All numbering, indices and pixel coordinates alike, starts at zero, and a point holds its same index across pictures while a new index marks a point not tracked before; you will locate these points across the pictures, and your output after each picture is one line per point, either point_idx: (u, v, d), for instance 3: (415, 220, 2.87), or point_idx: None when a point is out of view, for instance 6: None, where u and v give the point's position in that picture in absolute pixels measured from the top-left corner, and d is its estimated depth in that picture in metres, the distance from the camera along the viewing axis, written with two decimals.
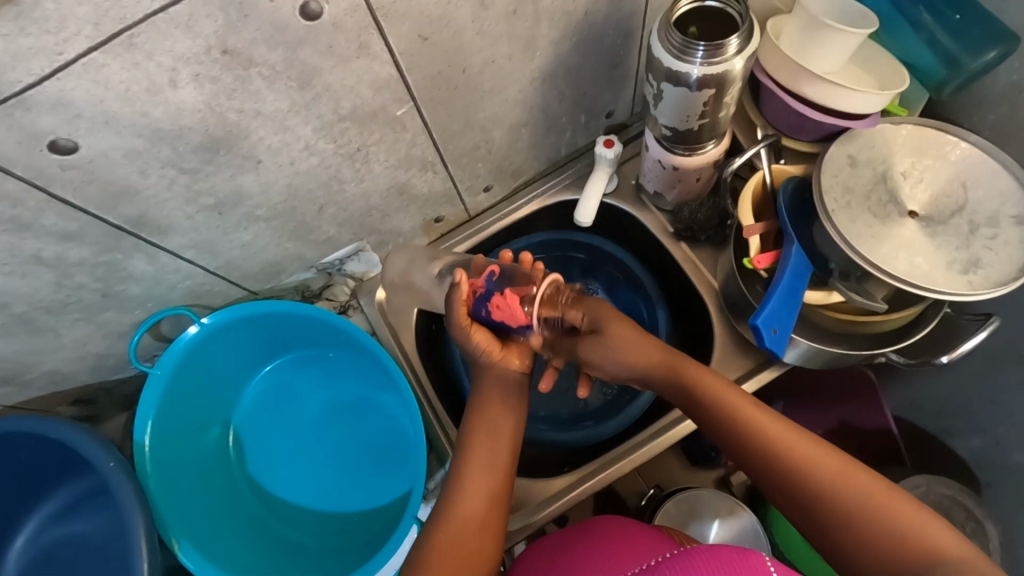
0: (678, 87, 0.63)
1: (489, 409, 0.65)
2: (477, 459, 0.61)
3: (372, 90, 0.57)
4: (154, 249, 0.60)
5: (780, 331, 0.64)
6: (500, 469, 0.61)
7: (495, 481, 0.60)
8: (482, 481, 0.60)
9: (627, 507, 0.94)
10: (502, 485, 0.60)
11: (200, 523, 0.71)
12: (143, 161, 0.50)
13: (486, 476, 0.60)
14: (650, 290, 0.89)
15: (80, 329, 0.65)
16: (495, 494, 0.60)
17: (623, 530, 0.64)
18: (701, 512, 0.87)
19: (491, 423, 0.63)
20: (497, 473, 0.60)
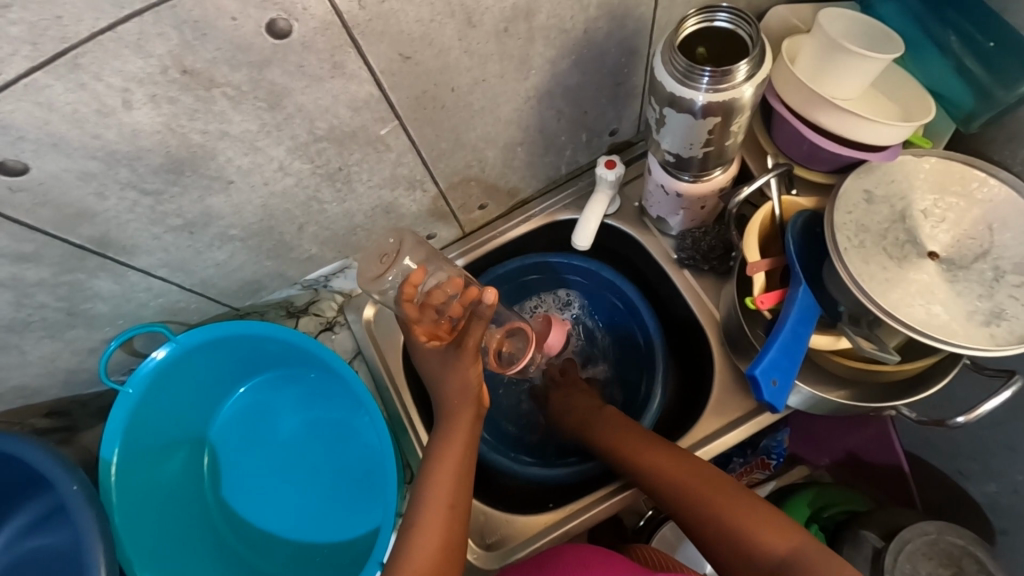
0: (682, 113, 0.58)
1: (452, 449, 0.60)
2: (438, 507, 0.56)
3: (350, 110, 0.54)
4: (121, 268, 0.57)
5: (781, 382, 0.59)
6: (462, 519, 0.57)
7: (456, 531, 0.56)
8: (441, 533, 0.55)
9: (623, 527, 0.91)
10: (461, 530, 0.57)
11: (164, 549, 0.69)
12: (100, 182, 0.47)
13: (446, 529, 0.55)
14: (644, 312, 0.83)
15: (47, 346, 0.62)
16: (454, 544, 0.56)
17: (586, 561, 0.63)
18: (694, 538, 0.86)
19: (457, 470, 0.58)
20: (461, 521, 0.57)
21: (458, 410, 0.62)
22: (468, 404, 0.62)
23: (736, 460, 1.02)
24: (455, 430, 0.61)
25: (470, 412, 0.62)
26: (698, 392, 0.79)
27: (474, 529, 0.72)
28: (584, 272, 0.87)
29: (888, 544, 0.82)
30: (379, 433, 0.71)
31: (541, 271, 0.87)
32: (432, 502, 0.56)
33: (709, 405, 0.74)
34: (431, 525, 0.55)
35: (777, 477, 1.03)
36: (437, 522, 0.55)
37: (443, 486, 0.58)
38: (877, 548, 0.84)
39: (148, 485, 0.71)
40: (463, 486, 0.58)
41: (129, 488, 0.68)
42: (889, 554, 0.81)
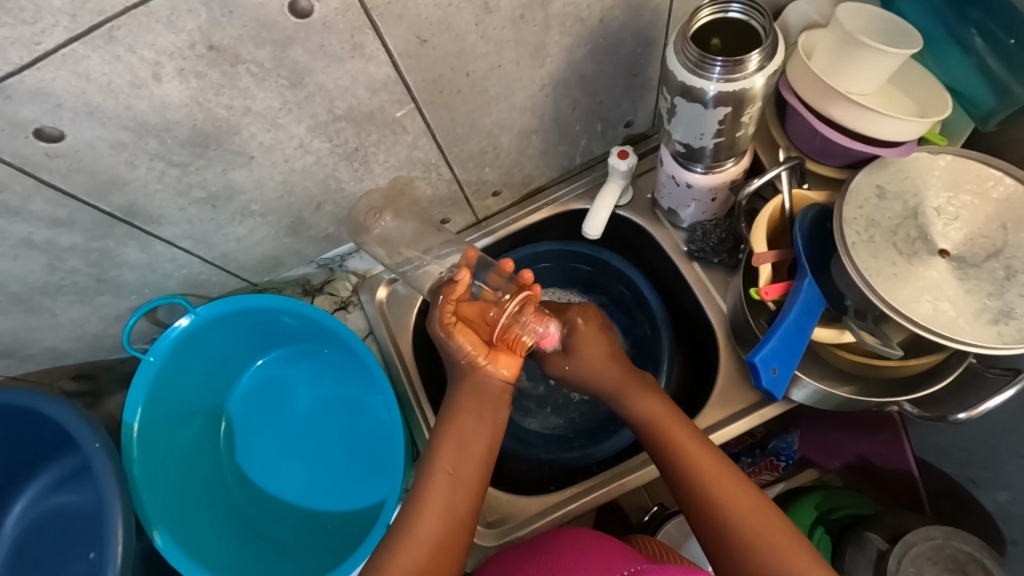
0: (693, 103, 0.59)
1: (464, 419, 0.64)
2: (441, 472, 0.60)
3: (368, 91, 0.56)
4: (148, 238, 0.60)
5: (781, 371, 0.59)
6: (466, 488, 0.60)
7: (460, 504, 0.59)
8: (445, 498, 0.59)
9: (630, 522, 0.93)
10: (469, 504, 0.60)
11: (182, 511, 0.72)
12: (130, 152, 0.50)
13: (448, 496, 0.59)
14: (657, 312, 0.85)
15: (76, 310, 0.66)
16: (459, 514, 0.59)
17: (582, 544, 0.62)
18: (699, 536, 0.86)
19: (461, 432, 0.63)
20: (463, 491, 0.60)
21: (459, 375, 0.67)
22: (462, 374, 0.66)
23: (743, 460, 1.05)
24: (462, 399, 0.65)
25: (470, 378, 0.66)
26: (704, 383, 0.79)
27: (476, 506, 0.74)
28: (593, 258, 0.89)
29: (893, 547, 0.82)
30: (390, 410, 0.74)
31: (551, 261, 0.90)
32: (436, 465, 0.61)
33: (714, 396, 0.74)
34: (435, 488, 0.60)
35: (786, 479, 1.05)
36: (440, 485, 0.60)
37: (447, 453, 0.62)
38: (881, 550, 0.85)
39: (170, 446, 0.74)
40: (468, 454, 0.62)
41: (149, 452, 0.71)
42: (894, 556, 0.81)
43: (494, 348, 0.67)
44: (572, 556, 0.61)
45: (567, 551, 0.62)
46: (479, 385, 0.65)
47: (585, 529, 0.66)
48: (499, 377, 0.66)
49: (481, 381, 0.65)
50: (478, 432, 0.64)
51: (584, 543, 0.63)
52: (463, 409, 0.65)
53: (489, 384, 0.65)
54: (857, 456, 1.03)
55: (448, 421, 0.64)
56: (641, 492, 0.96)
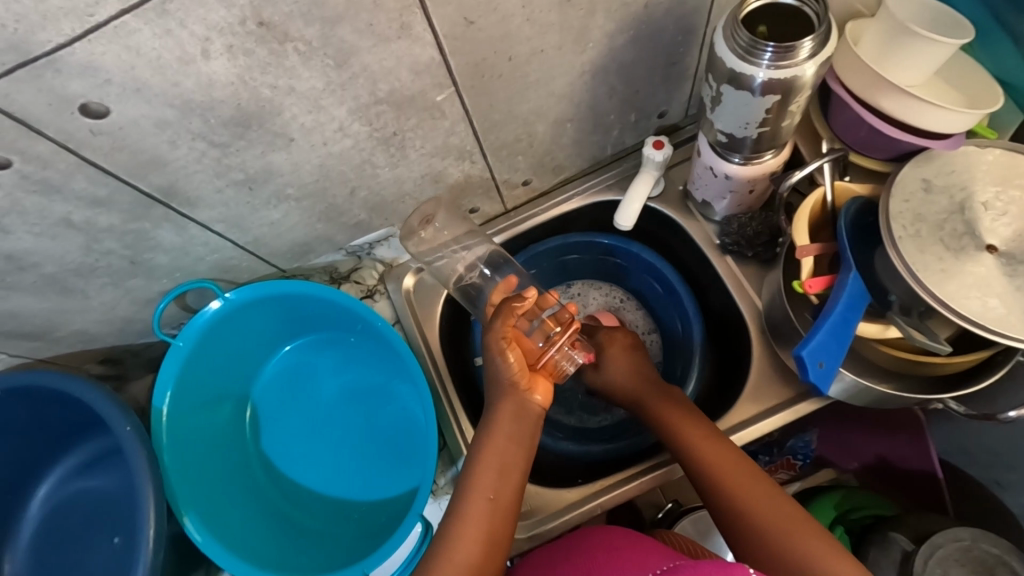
0: (740, 89, 0.58)
1: (500, 442, 0.62)
2: (480, 497, 0.59)
3: (412, 73, 0.55)
4: (184, 220, 0.59)
5: (827, 365, 0.57)
6: (505, 512, 0.59)
7: (499, 529, 0.58)
8: (483, 523, 0.57)
9: (643, 519, 0.93)
10: (506, 526, 0.58)
11: (211, 496, 0.71)
12: (173, 131, 0.49)
13: (489, 519, 0.57)
14: (687, 303, 0.83)
15: (108, 293, 0.65)
16: (498, 536, 0.58)
17: (616, 543, 0.61)
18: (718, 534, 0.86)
19: (501, 458, 0.61)
20: (504, 515, 0.59)
21: (499, 400, 0.65)
22: (505, 396, 0.65)
23: (762, 458, 1.02)
24: (496, 424, 0.64)
25: (511, 405, 0.65)
26: (734, 380, 0.78)
27: None
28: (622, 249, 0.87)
29: (918, 548, 0.81)
30: (421, 399, 0.73)
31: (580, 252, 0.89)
32: (476, 491, 0.59)
33: (747, 390, 0.73)
34: (474, 516, 0.58)
35: (803, 479, 1.01)
36: (480, 513, 0.58)
37: (485, 478, 0.60)
38: (906, 551, 0.83)
39: (197, 431, 0.73)
40: (509, 480, 0.61)
41: (178, 436, 0.71)
42: (920, 557, 0.80)
43: (535, 373, 0.68)
44: (601, 555, 0.60)
45: (595, 550, 0.61)
46: (518, 413, 0.64)
47: (617, 527, 0.65)
48: (535, 402, 0.65)
49: (520, 408, 0.65)
50: (514, 455, 0.62)
51: (617, 544, 0.61)
52: (499, 434, 0.63)
53: (527, 408, 0.65)
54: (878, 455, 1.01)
55: (484, 443, 0.62)
56: (655, 490, 0.95)
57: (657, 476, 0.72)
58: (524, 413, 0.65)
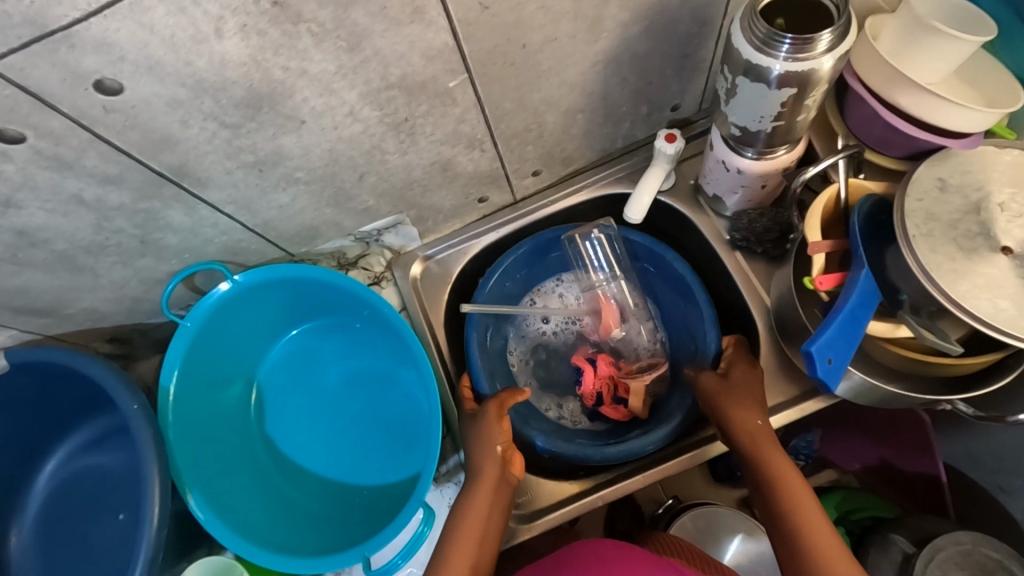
0: (755, 81, 0.57)
1: (474, 511, 0.63)
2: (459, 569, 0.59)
3: (424, 59, 0.54)
4: (194, 200, 0.59)
5: (836, 362, 0.55)
6: None
7: None
8: None
9: (643, 515, 0.94)
10: None
11: (214, 478, 0.72)
12: (185, 111, 0.49)
13: None
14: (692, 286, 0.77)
15: (118, 272, 0.65)
16: None
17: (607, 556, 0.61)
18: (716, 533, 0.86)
19: (480, 528, 0.62)
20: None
21: (482, 467, 0.65)
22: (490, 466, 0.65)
23: None
24: (478, 491, 0.64)
25: (491, 474, 0.65)
26: None
27: None
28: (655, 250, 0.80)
29: (918, 551, 0.80)
30: (426, 388, 0.73)
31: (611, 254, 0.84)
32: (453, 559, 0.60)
33: None
34: None
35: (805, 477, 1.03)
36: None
37: (465, 545, 0.61)
38: (906, 553, 0.83)
39: (200, 413, 0.74)
40: (486, 549, 0.62)
41: (182, 415, 0.71)
42: (920, 559, 0.79)
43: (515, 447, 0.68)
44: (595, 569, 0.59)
45: (589, 563, 0.60)
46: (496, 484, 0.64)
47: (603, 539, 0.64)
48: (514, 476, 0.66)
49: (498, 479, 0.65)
50: (494, 523, 0.63)
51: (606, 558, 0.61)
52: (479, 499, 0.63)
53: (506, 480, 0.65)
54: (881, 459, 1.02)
55: (463, 508, 0.63)
56: (655, 487, 0.96)
57: (655, 474, 0.72)
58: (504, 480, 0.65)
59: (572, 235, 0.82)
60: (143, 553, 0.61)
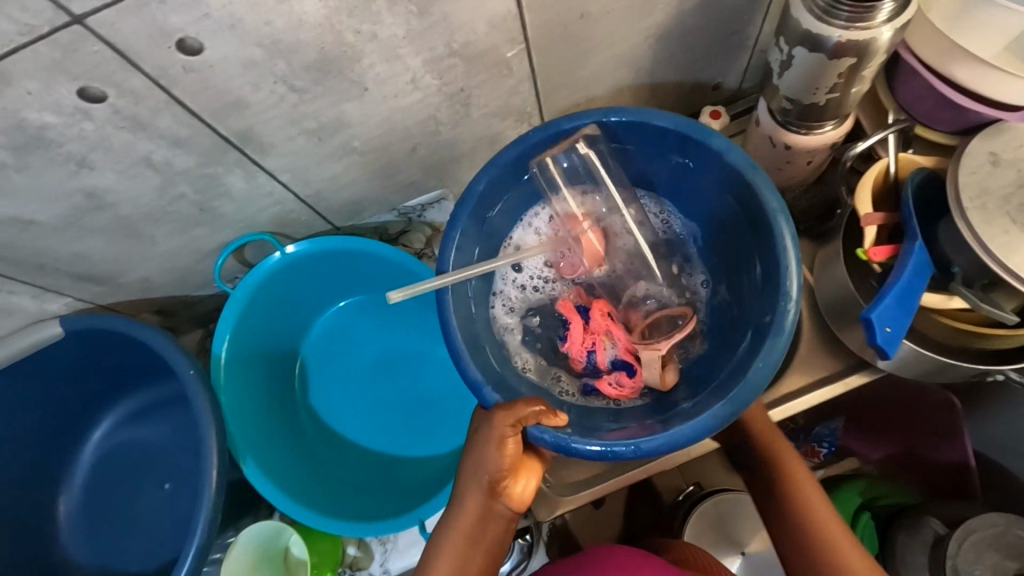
0: (812, 51, 0.58)
1: (455, 543, 0.55)
2: None
3: (487, 27, 0.55)
4: (254, 167, 0.60)
5: (894, 330, 0.56)
6: None
7: None
8: None
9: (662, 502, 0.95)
10: None
11: (266, 444, 0.72)
12: (259, 73, 0.49)
13: None
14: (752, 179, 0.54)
15: (175, 240, 0.66)
16: None
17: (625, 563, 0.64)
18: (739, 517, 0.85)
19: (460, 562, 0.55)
20: None
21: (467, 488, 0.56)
22: (481, 486, 0.56)
23: None
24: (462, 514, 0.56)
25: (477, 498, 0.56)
26: None
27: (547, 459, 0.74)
28: (670, 183, 0.65)
29: (950, 532, 0.78)
30: None
31: (597, 172, 0.64)
32: None
33: (794, 361, 0.74)
34: None
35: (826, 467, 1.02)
36: None
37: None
38: (939, 534, 0.81)
39: (250, 382, 0.74)
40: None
41: (234, 382, 0.72)
42: (952, 540, 0.77)
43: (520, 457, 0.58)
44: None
45: (611, 567, 0.63)
46: (484, 509, 0.56)
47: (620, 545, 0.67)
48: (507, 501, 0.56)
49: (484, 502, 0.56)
50: (478, 554, 0.56)
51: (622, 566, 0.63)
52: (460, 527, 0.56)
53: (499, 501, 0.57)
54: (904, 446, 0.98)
55: (442, 540, 0.56)
56: (674, 474, 0.95)
57: (701, 447, 0.73)
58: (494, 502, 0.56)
59: (539, 157, 0.61)
60: (202, 513, 0.62)
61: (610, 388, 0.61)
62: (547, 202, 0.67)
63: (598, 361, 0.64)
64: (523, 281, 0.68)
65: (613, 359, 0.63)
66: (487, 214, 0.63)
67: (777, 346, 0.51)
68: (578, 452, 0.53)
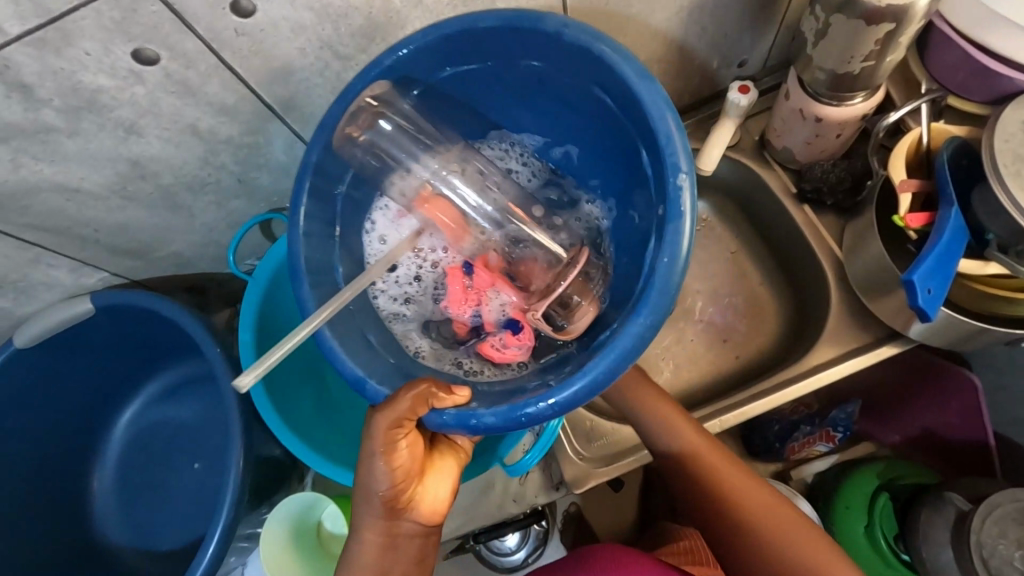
0: (850, 17, 0.58)
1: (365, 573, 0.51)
2: None
3: None
4: (294, 138, 0.61)
5: (934, 293, 0.56)
6: None
7: None
8: None
9: None
10: None
11: (309, 431, 0.69)
12: (307, 38, 0.50)
13: None
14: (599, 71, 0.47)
15: (213, 213, 0.67)
16: None
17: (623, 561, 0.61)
18: None
19: None
20: None
21: (362, 513, 0.51)
22: (377, 510, 0.50)
23: (801, 428, 0.94)
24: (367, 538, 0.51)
25: (376, 523, 0.50)
26: (806, 331, 0.79)
27: (580, 432, 0.74)
28: (508, 106, 0.58)
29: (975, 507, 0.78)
30: None
31: (419, 126, 0.57)
32: None
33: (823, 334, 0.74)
34: None
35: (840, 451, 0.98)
36: None
37: None
38: (961, 511, 0.80)
39: (282, 367, 0.71)
40: None
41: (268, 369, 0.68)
42: (976, 516, 0.76)
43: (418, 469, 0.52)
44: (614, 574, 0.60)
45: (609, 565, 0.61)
46: (388, 531, 0.51)
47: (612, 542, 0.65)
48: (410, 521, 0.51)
49: (386, 524, 0.51)
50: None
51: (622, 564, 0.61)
52: (369, 553, 0.51)
53: (404, 519, 0.51)
54: (922, 427, 0.95)
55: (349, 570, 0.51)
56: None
57: (733, 418, 0.73)
58: (398, 520, 0.51)
59: (345, 132, 0.53)
60: (231, 488, 0.64)
61: (493, 352, 0.55)
62: (384, 188, 0.58)
63: (483, 321, 0.58)
64: (388, 293, 0.58)
65: (501, 318, 0.58)
66: (335, 192, 0.55)
67: (683, 228, 0.43)
68: (481, 427, 0.47)
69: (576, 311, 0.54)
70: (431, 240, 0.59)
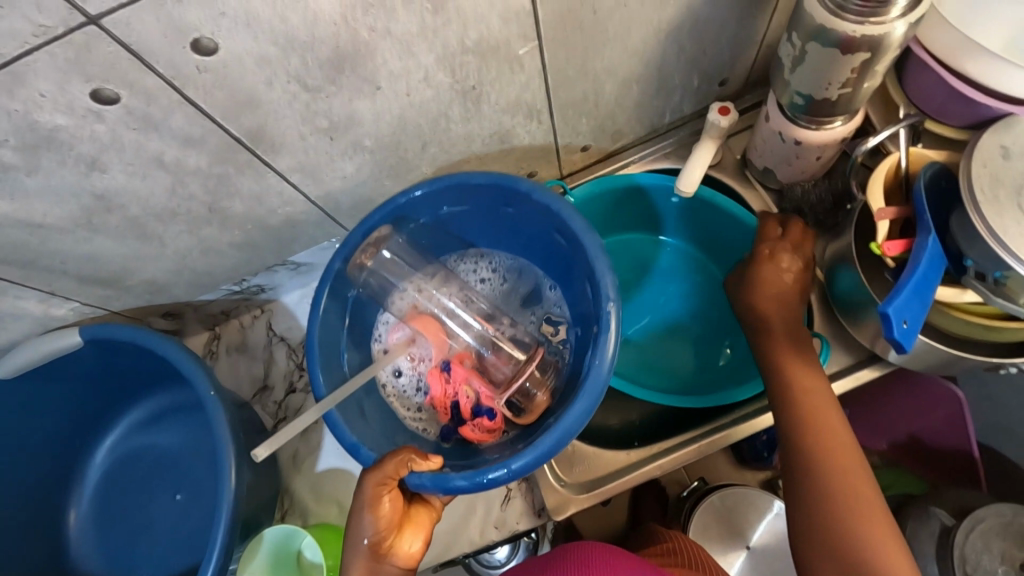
0: (824, 46, 0.57)
1: None
2: None
3: (502, 21, 0.54)
4: (264, 168, 0.60)
5: (910, 325, 0.56)
6: None
7: None
8: None
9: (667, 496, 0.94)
10: None
11: None
12: (272, 71, 0.49)
13: None
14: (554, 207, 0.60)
15: (183, 241, 0.66)
16: None
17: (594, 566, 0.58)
18: (744, 512, 0.83)
19: None
20: None
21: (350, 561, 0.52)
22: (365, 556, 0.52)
23: None
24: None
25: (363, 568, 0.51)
26: None
27: (561, 458, 0.73)
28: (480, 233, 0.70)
29: (958, 523, 0.77)
30: None
31: (408, 259, 0.68)
32: None
33: None
34: None
35: None
36: None
37: None
38: (946, 525, 0.80)
39: None
40: None
41: None
42: (961, 529, 0.76)
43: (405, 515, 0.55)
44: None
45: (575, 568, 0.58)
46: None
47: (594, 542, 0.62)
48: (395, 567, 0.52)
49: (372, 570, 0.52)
50: None
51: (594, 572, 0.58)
52: None
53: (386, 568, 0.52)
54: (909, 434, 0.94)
55: None
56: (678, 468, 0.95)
57: (718, 441, 0.72)
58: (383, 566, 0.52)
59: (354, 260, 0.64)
60: (224, 531, 0.65)
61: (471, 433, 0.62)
62: (386, 305, 0.68)
63: (461, 409, 0.63)
64: (392, 387, 0.66)
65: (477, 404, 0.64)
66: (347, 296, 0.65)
67: (608, 341, 0.54)
68: (453, 489, 0.53)
69: (534, 400, 0.62)
70: (415, 348, 0.67)
